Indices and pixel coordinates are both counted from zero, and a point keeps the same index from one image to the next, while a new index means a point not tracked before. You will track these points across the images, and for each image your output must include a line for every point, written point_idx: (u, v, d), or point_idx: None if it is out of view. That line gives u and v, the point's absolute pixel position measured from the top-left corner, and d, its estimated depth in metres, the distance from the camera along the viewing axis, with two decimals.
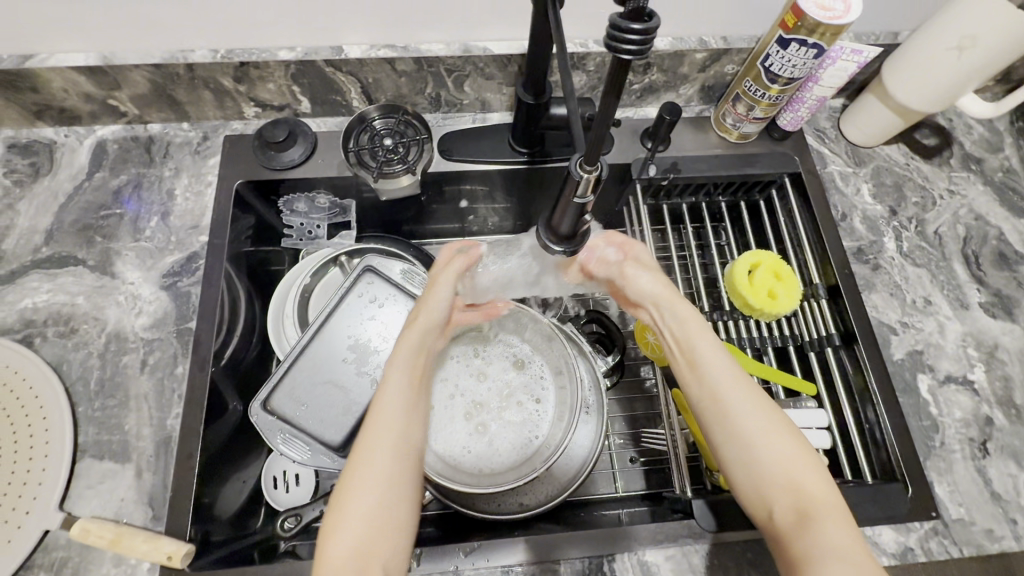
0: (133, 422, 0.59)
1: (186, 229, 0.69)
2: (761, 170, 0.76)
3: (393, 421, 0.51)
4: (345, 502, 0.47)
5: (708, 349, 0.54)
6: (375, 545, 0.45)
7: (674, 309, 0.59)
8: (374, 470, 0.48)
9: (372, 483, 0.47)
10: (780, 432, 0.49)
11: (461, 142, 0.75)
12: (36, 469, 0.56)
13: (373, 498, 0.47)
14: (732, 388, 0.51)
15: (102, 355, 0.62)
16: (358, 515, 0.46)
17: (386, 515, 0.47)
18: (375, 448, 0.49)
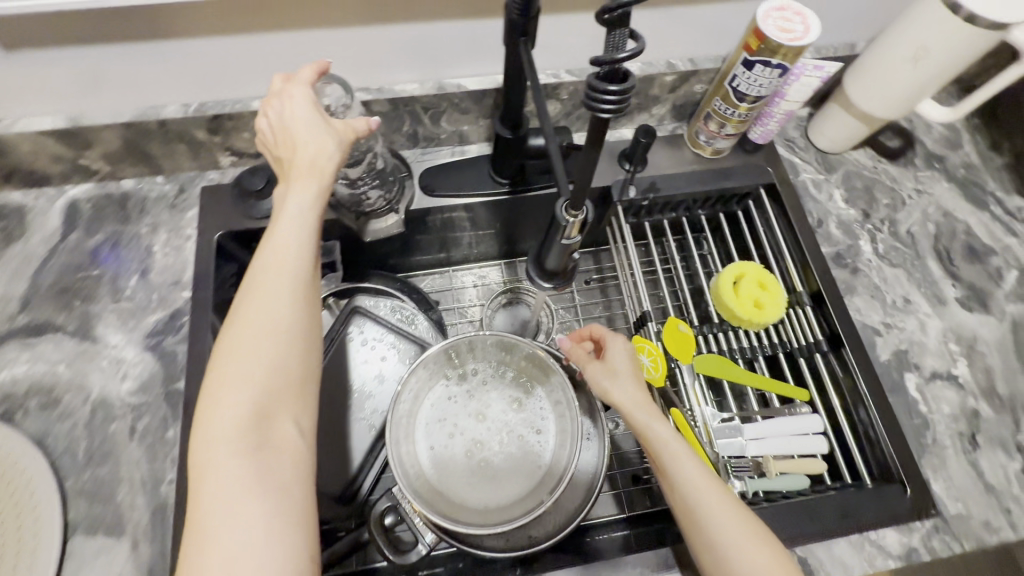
0: (126, 491, 0.57)
1: (167, 286, 0.68)
2: (737, 184, 0.78)
3: (282, 262, 0.50)
4: (228, 360, 0.47)
5: (676, 457, 0.53)
6: (263, 415, 0.46)
7: (642, 411, 0.55)
8: (256, 330, 0.47)
9: (256, 347, 0.47)
10: (747, 529, 0.50)
11: (442, 176, 0.75)
12: (24, 551, 0.54)
13: (252, 368, 0.47)
14: (703, 494, 0.51)
15: (88, 425, 0.60)
16: (241, 379, 0.46)
17: (259, 440, 0.46)
18: (259, 301, 0.48)
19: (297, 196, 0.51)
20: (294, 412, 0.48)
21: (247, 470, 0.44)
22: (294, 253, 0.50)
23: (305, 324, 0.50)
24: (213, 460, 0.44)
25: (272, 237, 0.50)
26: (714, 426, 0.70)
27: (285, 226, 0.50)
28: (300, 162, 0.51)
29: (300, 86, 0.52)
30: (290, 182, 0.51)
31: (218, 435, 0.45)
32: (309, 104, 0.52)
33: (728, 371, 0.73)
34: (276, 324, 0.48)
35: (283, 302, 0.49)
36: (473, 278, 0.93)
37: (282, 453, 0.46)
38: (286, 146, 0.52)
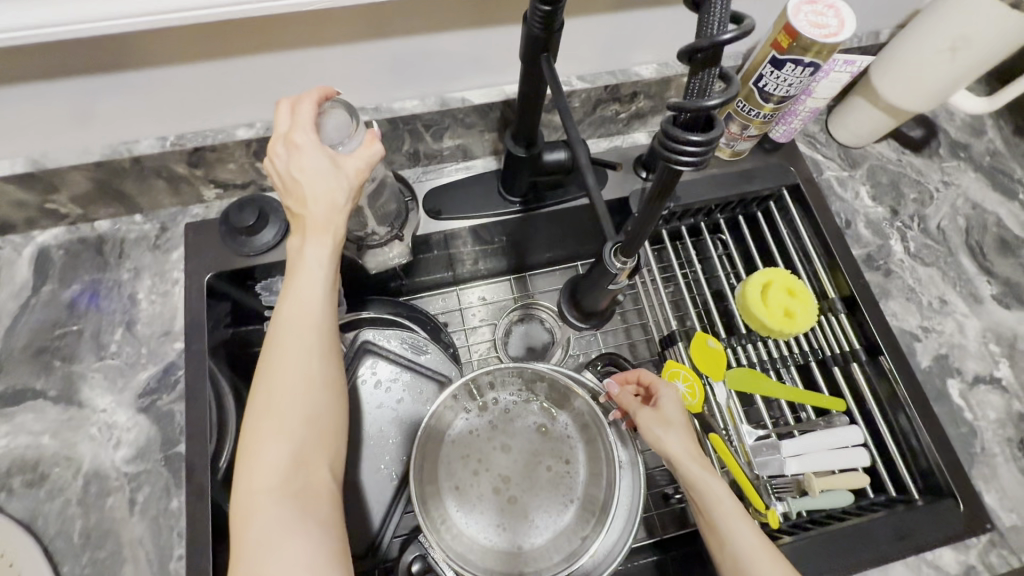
0: (131, 573, 0.52)
1: (156, 337, 0.62)
2: (759, 187, 0.74)
3: (308, 296, 0.45)
4: (261, 406, 0.43)
5: (733, 521, 0.52)
6: (299, 463, 0.43)
7: (699, 467, 0.55)
8: (286, 373, 0.43)
9: (289, 391, 0.43)
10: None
11: (449, 197, 0.70)
12: None
13: (285, 413, 0.43)
14: (761, 563, 0.50)
15: (82, 502, 0.54)
16: (275, 426, 0.42)
17: (301, 487, 0.42)
18: (289, 340, 0.44)
19: (315, 238, 0.46)
20: (330, 457, 0.45)
21: (286, 524, 0.41)
22: (322, 294, 0.46)
23: (337, 362, 0.46)
24: (252, 515, 0.41)
25: (295, 273, 0.46)
26: (752, 445, 0.67)
27: (309, 258, 0.46)
28: (312, 205, 0.46)
29: (304, 120, 0.46)
30: (306, 228, 0.46)
31: (254, 488, 0.41)
32: (316, 140, 0.46)
33: (760, 384, 0.69)
34: (308, 364, 0.44)
35: (313, 340, 0.45)
36: (481, 295, 0.88)
37: (321, 502, 0.43)
38: (294, 186, 0.46)
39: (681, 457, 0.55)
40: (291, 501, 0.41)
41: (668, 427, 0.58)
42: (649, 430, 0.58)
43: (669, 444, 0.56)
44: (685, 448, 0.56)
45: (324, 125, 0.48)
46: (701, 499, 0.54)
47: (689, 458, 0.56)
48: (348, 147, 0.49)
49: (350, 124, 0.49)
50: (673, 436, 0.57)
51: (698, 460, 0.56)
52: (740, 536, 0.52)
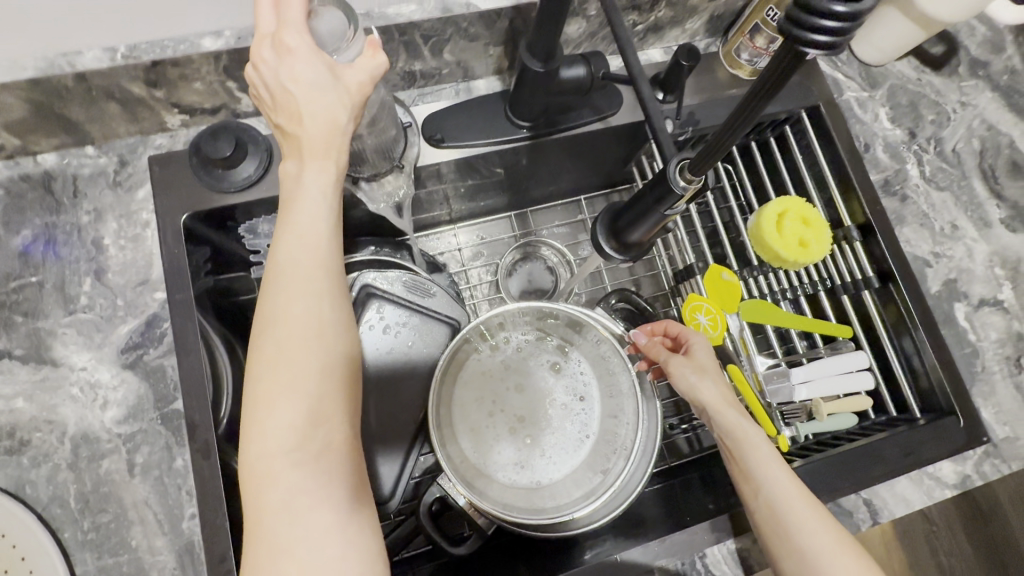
0: (141, 535, 0.49)
1: (133, 286, 0.55)
2: (779, 108, 0.69)
3: (311, 230, 0.39)
4: (268, 355, 0.38)
5: (768, 465, 0.53)
6: (318, 416, 0.38)
7: (733, 412, 0.56)
8: (294, 318, 0.38)
9: (300, 337, 0.38)
10: (837, 536, 0.50)
11: (452, 121, 0.63)
12: None
13: (296, 361, 0.38)
14: (793, 503, 0.51)
15: (74, 466, 0.50)
16: (286, 379, 0.38)
17: (322, 449, 0.38)
18: (295, 285, 0.38)
19: (316, 163, 0.40)
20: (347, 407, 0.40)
21: (312, 480, 0.38)
22: (326, 231, 0.40)
23: (349, 304, 0.41)
24: (272, 473, 0.37)
25: (292, 205, 0.40)
26: (763, 373, 0.68)
27: (309, 185, 0.40)
28: (309, 123, 0.39)
29: (292, 15, 0.38)
30: (303, 152, 0.40)
31: (270, 443, 0.37)
32: (309, 41, 0.38)
33: (770, 314, 0.69)
34: (318, 307, 0.39)
35: (322, 280, 0.39)
36: (479, 233, 0.84)
37: (344, 454, 0.40)
38: (285, 99, 0.39)
39: (717, 402, 0.56)
40: (311, 464, 0.38)
41: (700, 373, 0.59)
42: (683, 376, 0.59)
43: (703, 389, 0.57)
44: (719, 395, 0.57)
45: (316, 26, 0.40)
46: (739, 446, 0.54)
47: (724, 404, 0.57)
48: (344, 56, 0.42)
49: (346, 27, 0.41)
50: (709, 383, 0.58)
51: (733, 407, 0.57)
52: (775, 482, 0.52)
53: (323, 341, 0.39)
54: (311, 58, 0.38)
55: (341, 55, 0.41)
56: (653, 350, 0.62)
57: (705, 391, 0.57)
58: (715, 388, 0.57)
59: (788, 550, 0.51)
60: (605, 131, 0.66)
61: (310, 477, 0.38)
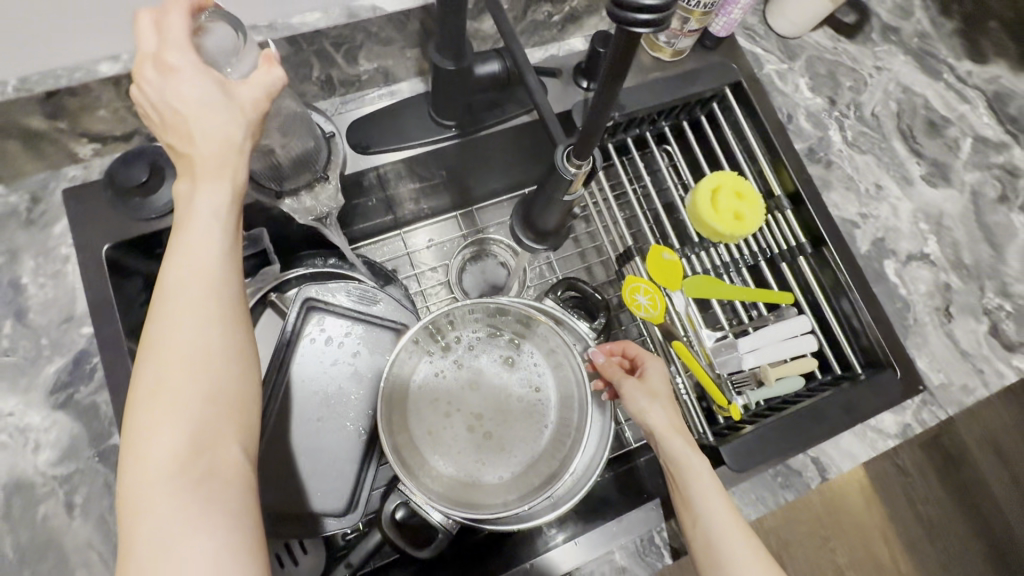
0: None
1: (58, 325, 0.53)
2: (702, 87, 0.71)
3: (200, 250, 0.39)
4: (151, 380, 0.37)
5: (709, 496, 0.54)
6: (202, 441, 0.37)
7: (681, 440, 0.56)
8: (179, 340, 0.37)
9: (184, 361, 0.37)
10: (766, 567, 0.50)
11: (379, 128, 0.62)
12: None
13: (181, 383, 0.37)
14: (729, 537, 0.52)
15: (9, 516, 0.48)
16: (168, 403, 0.36)
17: (203, 476, 0.37)
18: (182, 305, 0.38)
19: (208, 183, 0.39)
20: (240, 433, 0.39)
21: (190, 508, 0.36)
22: (218, 252, 0.39)
23: (245, 329, 0.40)
24: (145, 500, 0.35)
25: (183, 226, 0.39)
26: (712, 347, 0.69)
27: (198, 205, 0.39)
28: (200, 142, 0.38)
29: (174, 34, 0.38)
30: (196, 171, 0.39)
31: (146, 471, 0.36)
32: (194, 61, 0.38)
33: (713, 288, 0.71)
34: (206, 333, 0.38)
35: (212, 300, 0.38)
36: (427, 236, 0.84)
37: (233, 484, 0.38)
38: (174, 122, 0.38)
39: (664, 429, 0.57)
40: (189, 492, 0.36)
41: (652, 399, 0.59)
42: (633, 400, 0.59)
43: (652, 415, 0.57)
44: (668, 421, 0.58)
45: (203, 43, 0.40)
46: (680, 473, 0.55)
47: (671, 431, 0.57)
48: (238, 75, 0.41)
49: (237, 42, 0.41)
50: (659, 407, 0.58)
51: (682, 435, 0.57)
52: (714, 513, 0.53)
53: (210, 360, 0.38)
54: (194, 74, 0.38)
55: (234, 73, 0.41)
56: (608, 371, 0.62)
57: (655, 416, 0.58)
58: (666, 414, 0.58)
59: None
60: (534, 123, 0.66)
61: (187, 504, 0.36)
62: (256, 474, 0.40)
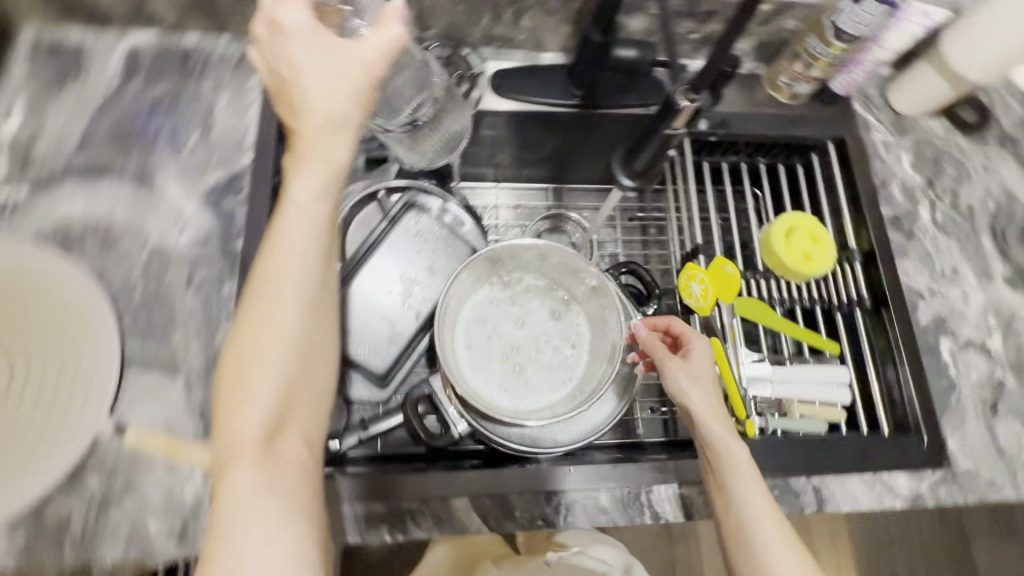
0: (181, 338, 0.58)
1: (228, 147, 0.66)
2: (806, 133, 0.77)
3: (294, 242, 0.45)
4: (235, 373, 0.43)
5: (747, 486, 0.54)
6: (278, 415, 0.44)
7: (720, 425, 0.57)
8: (269, 332, 0.43)
9: (272, 335, 0.43)
10: (804, 560, 0.51)
11: (517, 83, 0.73)
12: (81, 378, 0.55)
13: (261, 349, 0.43)
14: (764, 527, 0.52)
15: (145, 271, 0.60)
16: (252, 389, 0.43)
17: (275, 454, 0.43)
18: (269, 306, 0.44)
19: (309, 177, 0.44)
20: (302, 421, 0.46)
21: (262, 478, 0.42)
22: (305, 249, 0.45)
23: (318, 320, 0.47)
24: (227, 472, 0.41)
25: (279, 235, 0.45)
26: (746, 363, 0.72)
27: (295, 189, 0.44)
28: (307, 110, 0.44)
29: (297, 11, 0.45)
30: (302, 148, 0.45)
31: (228, 446, 0.42)
32: (315, 34, 0.45)
33: (763, 313, 0.74)
34: (288, 328, 0.44)
35: (298, 303, 0.44)
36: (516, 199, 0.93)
37: (295, 465, 0.44)
38: (293, 87, 0.45)
39: (704, 413, 0.57)
40: (262, 469, 0.42)
41: (693, 381, 0.59)
42: (674, 379, 0.60)
43: (694, 399, 0.58)
44: (707, 404, 0.58)
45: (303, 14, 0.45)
46: (718, 460, 0.56)
47: (711, 415, 0.57)
48: (352, 38, 0.48)
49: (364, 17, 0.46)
50: (688, 382, 0.59)
51: (721, 419, 0.57)
52: (750, 501, 0.53)
53: (292, 337, 0.44)
54: (314, 34, 0.45)
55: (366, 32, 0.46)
56: (651, 348, 0.62)
57: (696, 399, 0.58)
58: (707, 398, 0.58)
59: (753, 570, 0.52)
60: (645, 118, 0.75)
61: (258, 480, 0.42)
62: (313, 458, 0.46)
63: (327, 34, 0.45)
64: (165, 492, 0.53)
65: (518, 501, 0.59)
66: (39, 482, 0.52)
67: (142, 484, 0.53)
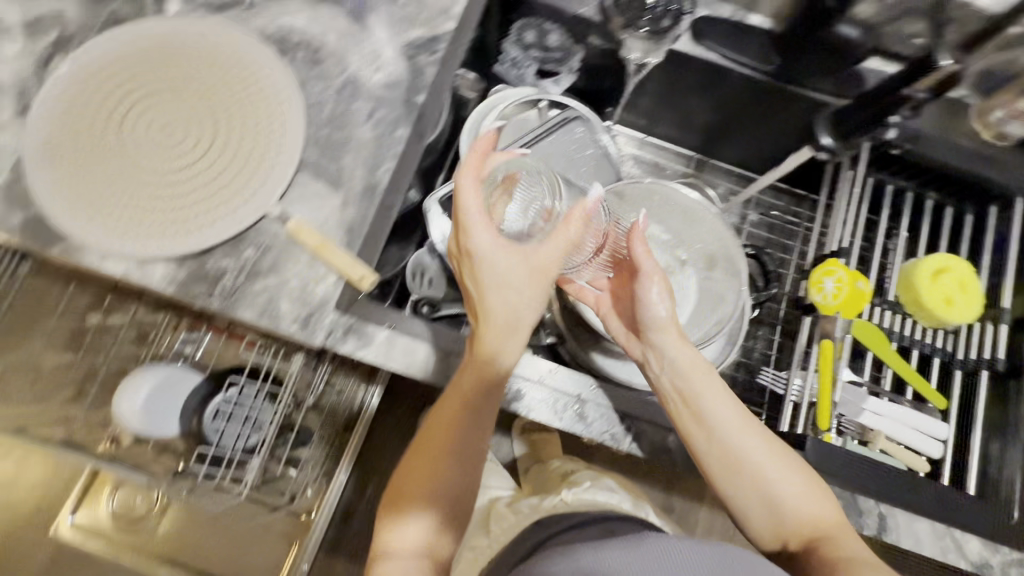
0: (349, 161, 0.64)
1: (436, 10, 0.70)
2: (999, 179, 0.72)
3: (459, 437, 0.53)
4: (410, 463, 0.54)
5: (717, 406, 0.55)
6: (445, 510, 0.53)
7: (688, 351, 0.58)
8: (451, 430, 0.53)
9: (456, 424, 0.53)
10: (790, 466, 0.54)
11: (718, 35, 0.72)
12: (264, 163, 0.62)
13: (435, 474, 0.53)
14: (740, 442, 0.54)
15: (337, 95, 0.66)
16: (433, 462, 0.53)
17: (451, 496, 0.53)
18: (454, 412, 0.53)
19: (491, 336, 0.51)
20: (468, 485, 0.54)
21: (423, 546, 0.52)
22: (477, 400, 0.52)
23: (497, 400, 0.54)
24: (396, 520, 0.53)
25: (478, 338, 0.52)
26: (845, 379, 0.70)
27: (485, 346, 0.52)
28: (491, 282, 0.50)
29: (473, 207, 0.49)
30: (484, 325, 0.52)
31: (402, 506, 0.53)
32: (496, 241, 0.50)
33: (877, 340, 0.72)
34: (464, 427, 0.53)
35: (481, 405, 0.53)
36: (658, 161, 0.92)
37: (465, 506, 0.54)
38: (478, 295, 0.51)
39: (669, 327, 0.58)
40: (437, 509, 0.53)
41: (662, 291, 0.59)
42: (647, 294, 0.59)
43: (660, 311, 0.58)
44: (672, 321, 0.59)
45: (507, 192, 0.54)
46: (688, 385, 0.56)
47: (681, 339, 0.59)
48: (516, 236, 0.54)
49: (529, 224, 0.54)
50: (658, 293, 0.59)
51: (678, 337, 0.59)
52: (724, 418, 0.55)
53: (455, 462, 0.53)
54: (501, 243, 0.50)
55: (537, 235, 0.54)
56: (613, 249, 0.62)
57: (661, 312, 0.58)
58: (670, 311, 0.59)
59: (748, 488, 0.54)
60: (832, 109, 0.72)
61: (430, 514, 0.53)
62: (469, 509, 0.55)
63: (511, 245, 0.50)
64: (301, 281, 0.60)
65: (594, 408, 0.61)
66: (210, 234, 0.59)
67: (284, 267, 0.60)
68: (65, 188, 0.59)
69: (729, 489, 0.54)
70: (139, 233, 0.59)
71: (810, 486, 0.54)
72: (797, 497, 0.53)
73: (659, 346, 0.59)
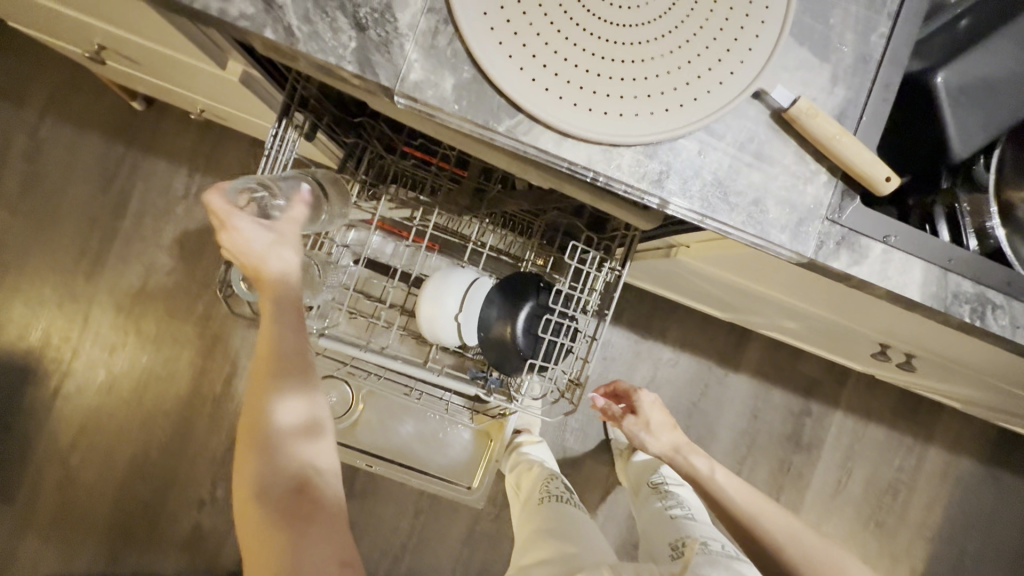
0: (837, 23, 0.49)
1: None
2: None
3: (278, 446, 0.52)
4: (247, 496, 0.51)
5: (749, 498, 0.74)
6: (301, 499, 0.50)
7: (711, 465, 0.77)
8: (286, 414, 0.52)
9: (252, 441, 0.51)
10: (816, 536, 0.71)
11: None
12: (752, 19, 0.47)
13: (258, 454, 0.51)
14: (773, 521, 0.72)
15: None
16: (250, 492, 0.51)
17: (272, 487, 0.50)
18: (256, 392, 0.52)
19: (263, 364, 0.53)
20: (317, 501, 0.51)
21: (288, 543, 0.48)
22: (276, 390, 0.52)
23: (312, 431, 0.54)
24: (252, 525, 0.50)
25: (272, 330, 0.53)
26: None
27: (282, 351, 0.53)
28: (272, 284, 0.54)
29: (245, 231, 0.52)
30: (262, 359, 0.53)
31: (254, 512, 0.50)
32: (245, 234, 0.52)
33: None
34: (279, 454, 0.52)
35: (272, 402, 0.52)
36: None
37: (319, 523, 0.50)
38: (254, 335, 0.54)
39: (676, 436, 0.80)
40: (294, 522, 0.49)
41: (647, 426, 0.80)
42: (636, 428, 0.80)
43: (652, 437, 0.79)
44: (702, 458, 0.78)
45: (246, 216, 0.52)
46: (715, 487, 0.75)
47: (694, 445, 0.80)
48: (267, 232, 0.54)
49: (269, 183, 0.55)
50: (643, 428, 0.80)
51: (700, 450, 0.79)
52: (759, 508, 0.73)
53: (253, 456, 0.51)
54: (249, 235, 0.52)
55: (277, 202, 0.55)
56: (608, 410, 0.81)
57: (673, 434, 0.80)
58: (678, 432, 0.81)
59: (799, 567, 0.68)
60: None
61: (277, 527, 0.49)
62: (258, 536, 0.49)
63: (283, 239, 0.54)
64: (789, 180, 0.49)
65: None
66: (693, 114, 0.46)
67: (770, 162, 0.48)
68: (510, 48, 0.45)
69: (789, 569, 0.68)
70: (604, 111, 0.46)
71: (842, 553, 0.70)
72: (819, 550, 0.69)
73: (637, 423, 0.80)
